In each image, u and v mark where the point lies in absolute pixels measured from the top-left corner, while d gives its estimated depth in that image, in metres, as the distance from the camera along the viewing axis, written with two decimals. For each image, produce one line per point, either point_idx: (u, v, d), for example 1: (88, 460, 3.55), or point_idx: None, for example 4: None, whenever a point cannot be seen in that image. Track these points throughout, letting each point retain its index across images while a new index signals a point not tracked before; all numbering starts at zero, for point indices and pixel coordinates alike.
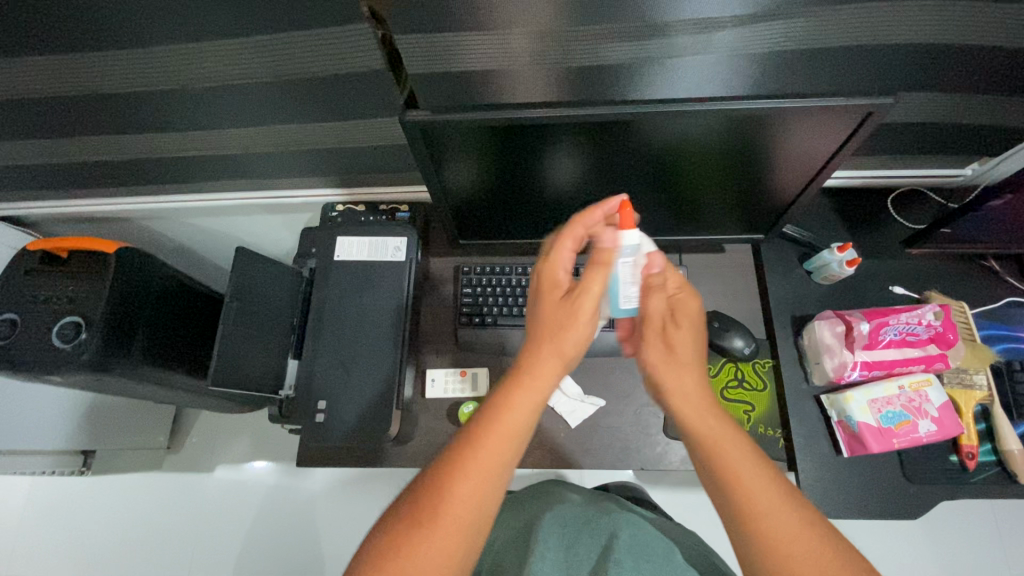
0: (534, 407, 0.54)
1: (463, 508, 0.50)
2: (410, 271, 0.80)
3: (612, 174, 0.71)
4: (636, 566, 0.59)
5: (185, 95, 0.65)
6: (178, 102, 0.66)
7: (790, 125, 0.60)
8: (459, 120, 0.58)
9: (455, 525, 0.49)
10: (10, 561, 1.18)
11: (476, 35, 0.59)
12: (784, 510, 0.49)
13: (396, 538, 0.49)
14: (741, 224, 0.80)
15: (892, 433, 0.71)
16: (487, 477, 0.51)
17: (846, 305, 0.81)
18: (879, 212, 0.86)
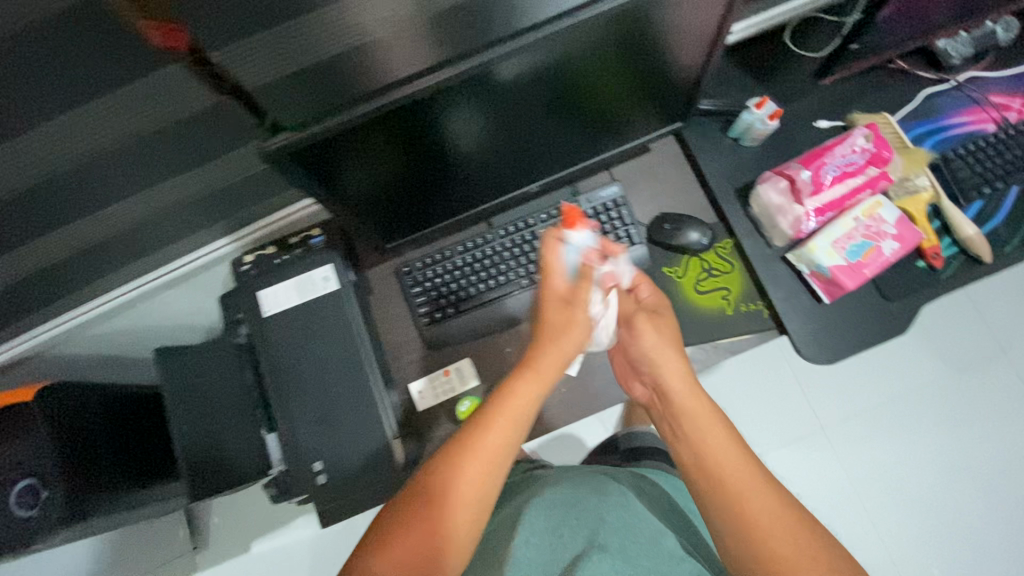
0: (528, 403, 0.54)
1: (464, 495, 0.50)
2: (349, 296, 0.74)
3: (516, 118, 0.65)
4: (623, 546, 0.55)
5: (17, 202, 0.57)
6: (9, 213, 0.58)
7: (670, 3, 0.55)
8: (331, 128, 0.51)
9: (432, 524, 0.48)
10: None
11: (305, 22, 0.51)
12: (798, 531, 0.47)
13: (393, 528, 0.49)
14: (659, 117, 0.76)
15: (861, 265, 0.72)
16: (491, 466, 0.51)
17: (782, 158, 0.80)
18: (782, 51, 0.83)
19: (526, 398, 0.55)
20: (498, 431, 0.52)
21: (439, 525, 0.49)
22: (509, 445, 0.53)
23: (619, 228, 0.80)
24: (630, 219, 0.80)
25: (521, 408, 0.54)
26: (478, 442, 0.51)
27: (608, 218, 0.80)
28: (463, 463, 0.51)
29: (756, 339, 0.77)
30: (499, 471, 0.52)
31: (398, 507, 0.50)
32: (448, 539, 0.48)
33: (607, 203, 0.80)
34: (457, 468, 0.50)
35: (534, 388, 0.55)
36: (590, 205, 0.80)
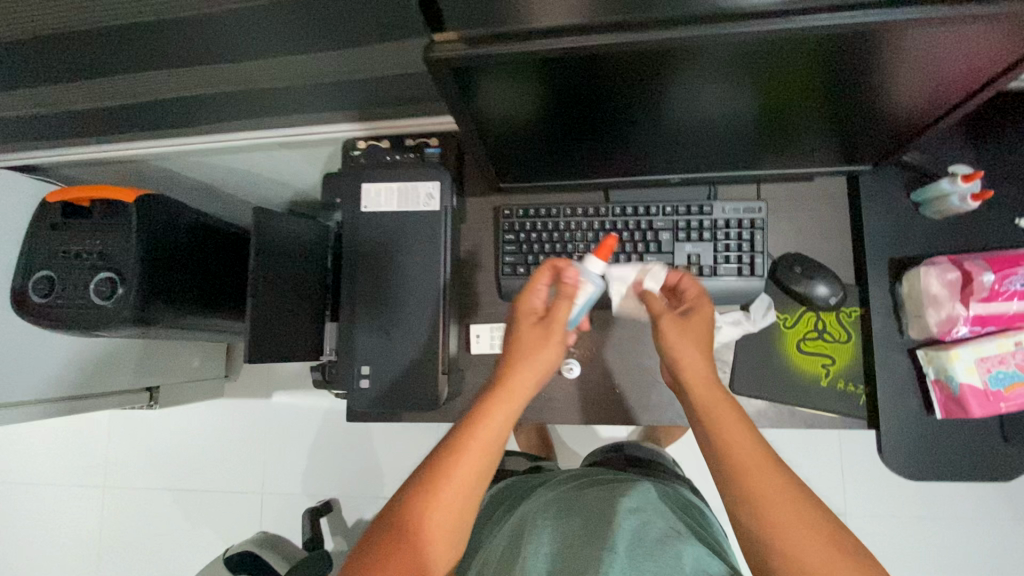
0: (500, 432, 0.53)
1: (442, 512, 0.49)
2: (445, 221, 0.72)
3: (687, 104, 0.58)
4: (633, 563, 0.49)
5: (153, 30, 0.55)
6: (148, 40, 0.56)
7: (916, 35, 0.45)
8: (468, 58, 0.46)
9: (433, 536, 0.49)
10: (129, 465, 1.45)
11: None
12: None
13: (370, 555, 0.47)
14: (841, 148, 0.66)
15: (999, 396, 0.63)
16: (466, 486, 0.50)
17: (958, 244, 0.69)
18: (1020, 122, 0.68)
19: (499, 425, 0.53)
20: (469, 453, 0.51)
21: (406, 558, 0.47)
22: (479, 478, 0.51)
23: (745, 253, 0.72)
24: (761, 247, 0.72)
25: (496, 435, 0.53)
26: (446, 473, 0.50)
27: (735, 237, 0.72)
28: (433, 485, 0.50)
29: (839, 421, 0.70)
30: (480, 477, 0.51)
31: (388, 519, 0.49)
32: (441, 540, 0.49)
33: (743, 220, 0.72)
34: (433, 490, 0.49)
35: (507, 412, 0.54)
36: (724, 217, 0.72)
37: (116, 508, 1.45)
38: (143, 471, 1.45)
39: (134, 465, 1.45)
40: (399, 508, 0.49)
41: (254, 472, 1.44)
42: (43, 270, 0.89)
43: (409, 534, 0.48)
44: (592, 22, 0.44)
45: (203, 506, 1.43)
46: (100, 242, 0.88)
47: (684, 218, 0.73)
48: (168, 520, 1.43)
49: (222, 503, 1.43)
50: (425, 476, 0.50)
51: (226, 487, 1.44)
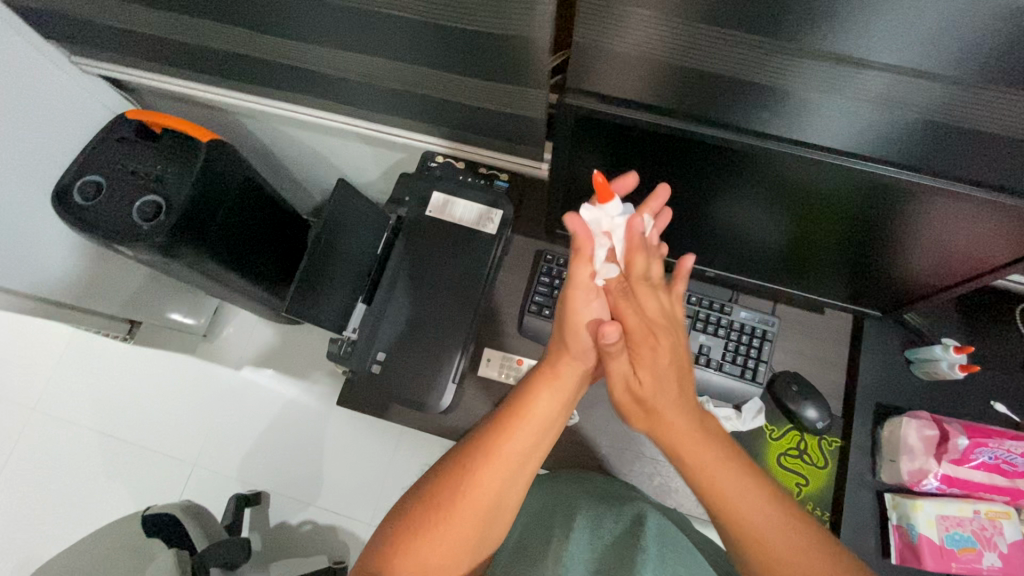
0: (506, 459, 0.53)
1: (478, 500, 0.52)
2: (497, 246, 0.77)
3: (738, 211, 0.66)
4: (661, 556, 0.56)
5: (310, 7, 0.57)
6: (302, 16, 0.60)
7: (940, 208, 0.54)
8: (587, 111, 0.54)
9: (468, 520, 0.51)
10: (57, 397, 1.35)
11: None
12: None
13: (392, 548, 0.50)
14: (853, 296, 0.75)
15: (952, 555, 0.67)
16: (506, 470, 0.53)
17: (938, 408, 0.76)
18: (1005, 319, 0.78)
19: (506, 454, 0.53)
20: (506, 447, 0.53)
21: (420, 553, 0.50)
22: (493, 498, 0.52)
23: (751, 358, 0.78)
24: (766, 357, 0.78)
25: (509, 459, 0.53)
26: (455, 491, 0.52)
27: (747, 341, 0.78)
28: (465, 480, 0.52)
29: None
30: (523, 462, 0.54)
31: (423, 504, 0.52)
32: (474, 524, 0.52)
33: (757, 328, 0.78)
34: (470, 478, 0.52)
35: (516, 441, 0.54)
36: (741, 320, 0.79)
37: (34, 434, 1.34)
38: (79, 404, 1.34)
39: (70, 395, 1.35)
40: (432, 496, 0.52)
41: (193, 443, 1.31)
42: (91, 174, 0.85)
43: (439, 521, 0.51)
44: (691, 116, 0.54)
45: (127, 462, 1.31)
46: (158, 167, 0.86)
47: (706, 311, 0.79)
48: (86, 463, 1.32)
49: (150, 464, 1.30)
50: (460, 465, 0.53)
51: (156, 448, 1.31)
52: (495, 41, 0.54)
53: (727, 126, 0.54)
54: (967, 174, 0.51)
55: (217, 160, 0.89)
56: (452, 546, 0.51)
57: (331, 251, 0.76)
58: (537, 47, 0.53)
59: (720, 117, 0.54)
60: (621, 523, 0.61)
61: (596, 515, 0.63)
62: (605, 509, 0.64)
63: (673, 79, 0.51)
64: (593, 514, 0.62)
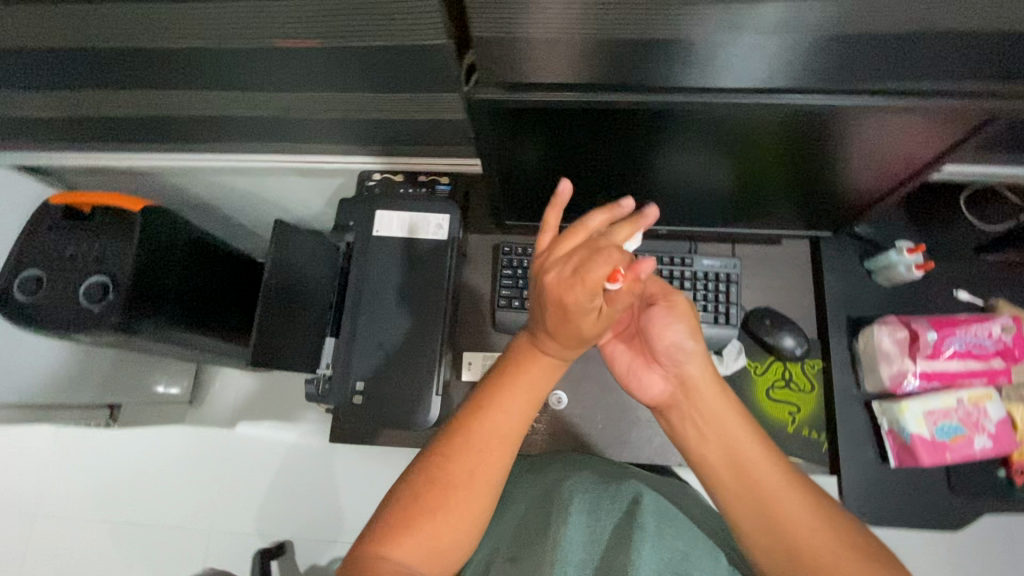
0: (496, 433, 0.53)
1: (473, 481, 0.52)
2: (451, 250, 0.76)
3: (675, 163, 0.67)
4: (658, 529, 0.57)
5: (204, 54, 0.56)
6: (198, 65, 0.58)
7: (857, 120, 0.55)
8: (501, 99, 0.54)
9: (469, 495, 0.51)
10: (57, 497, 1.32)
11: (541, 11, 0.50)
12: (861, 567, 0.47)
13: (395, 526, 0.50)
14: (805, 220, 0.76)
15: (945, 446, 0.69)
16: (497, 444, 0.53)
17: (906, 309, 0.78)
18: (953, 210, 0.80)
19: (495, 429, 0.53)
20: (492, 425, 0.52)
21: (427, 529, 0.50)
22: (491, 472, 0.52)
23: (721, 303, 0.79)
24: (734, 299, 0.79)
25: (501, 431, 0.53)
26: (454, 470, 0.52)
27: (712, 288, 0.79)
28: (461, 459, 0.52)
29: (802, 467, 0.75)
30: (513, 430, 0.53)
31: (422, 487, 0.52)
32: (481, 502, 0.52)
33: (720, 273, 0.79)
34: (462, 453, 0.52)
35: (505, 413, 0.53)
36: (703, 270, 0.80)
37: (39, 539, 1.30)
38: (80, 499, 1.31)
39: (68, 491, 1.32)
40: (429, 484, 0.52)
41: (204, 509, 1.29)
42: (31, 269, 0.82)
43: (441, 511, 0.50)
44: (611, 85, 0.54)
45: (141, 544, 1.29)
46: (95, 246, 0.83)
47: (669, 267, 0.80)
48: (100, 555, 1.29)
49: (165, 542, 1.28)
50: (454, 447, 0.52)
51: (169, 523, 1.29)
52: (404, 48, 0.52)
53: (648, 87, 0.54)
54: (888, 84, 0.52)
55: (158, 228, 0.87)
56: (458, 522, 0.51)
57: (288, 287, 0.74)
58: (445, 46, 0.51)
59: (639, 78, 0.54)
60: (618, 504, 0.61)
61: (593, 497, 0.61)
62: (601, 491, 0.63)
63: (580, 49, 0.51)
64: (587, 496, 0.62)
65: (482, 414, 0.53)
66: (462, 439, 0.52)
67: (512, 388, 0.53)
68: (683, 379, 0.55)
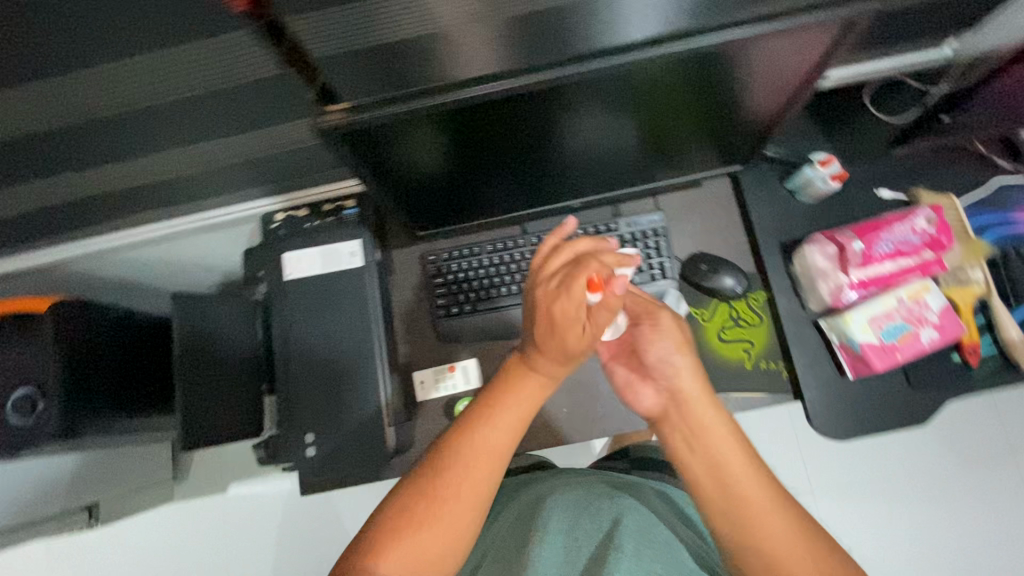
0: (494, 444, 0.53)
1: (467, 493, 0.52)
2: (370, 274, 0.72)
3: (570, 131, 0.63)
4: (636, 549, 0.54)
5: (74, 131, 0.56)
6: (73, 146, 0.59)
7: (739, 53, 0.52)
8: (360, 117, 0.47)
9: (459, 507, 0.51)
10: None
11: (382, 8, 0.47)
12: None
13: (383, 533, 0.51)
14: (717, 154, 0.74)
15: (894, 347, 0.69)
16: (493, 460, 0.53)
17: (834, 220, 0.78)
18: (858, 112, 0.81)
19: (492, 440, 0.53)
20: (489, 436, 0.53)
21: (410, 541, 0.50)
22: (487, 485, 0.53)
23: (653, 260, 0.78)
24: (666, 253, 0.79)
25: (496, 443, 0.53)
26: (448, 480, 0.52)
27: (643, 247, 0.79)
28: (456, 470, 0.52)
29: (768, 400, 0.75)
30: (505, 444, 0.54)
31: (416, 491, 0.52)
32: (470, 514, 0.52)
33: (647, 231, 0.79)
34: (460, 468, 0.52)
35: (503, 425, 0.54)
36: (628, 231, 0.79)
37: None
38: None
39: None
40: (423, 495, 0.51)
41: None
42: None
43: (425, 524, 0.50)
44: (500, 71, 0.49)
45: None
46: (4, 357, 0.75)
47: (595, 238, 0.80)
48: None
49: None
50: (449, 458, 0.52)
51: None
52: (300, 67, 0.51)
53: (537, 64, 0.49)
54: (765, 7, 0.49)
55: (85, 314, 0.81)
56: (444, 537, 0.51)
57: (202, 351, 0.71)
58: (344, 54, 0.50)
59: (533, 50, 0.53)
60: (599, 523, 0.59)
61: (571, 522, 0.60)
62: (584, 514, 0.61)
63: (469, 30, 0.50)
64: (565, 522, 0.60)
65: (482, 419, 0.54)
66: (460, 446, 0.53)
67: (504, 405, 0.54)
68: (673, 393, 0.54)
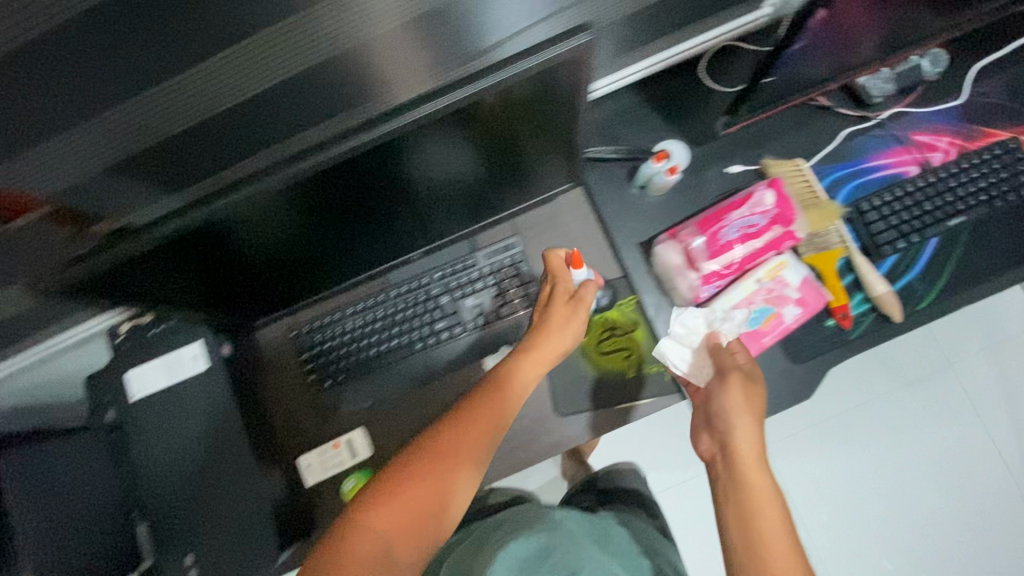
0: (499, 418, 0.59)
1: (462, 466, 0.56)
2: (218, 375, 0.69)
3: (373, 203, 0.57)
4: None
5: None
6: None
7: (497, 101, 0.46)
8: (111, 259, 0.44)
9: (451, 486, 0.55)
10: None
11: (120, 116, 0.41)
12: None
13: (376, 498, 0.53)
14: (555, 179, 0.69)
15: (761, 332, 0.68)
16: (488, 437, 0.59)
17: (688, 208, 0.76)
18: (694, 89, 0.78)
19: (500, 414, 0.59)
20: (494, 411, 0.59)
21: (395, 506, 0.53)
22: (479, 459, 0.57)
23: (517, 289, 0.76)
24: (529, 278, 0.76)
25: (496, 418, 0.59)
26: (452, 448, 0.57)
27: (505, 276, 0.76)
28: (460, 440, 0.57)
29: (658, 405, 0.73)
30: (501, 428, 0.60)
31: (422, 452, 0.56)
32: (458, 492, 0.55)
33: (505, 260, 0.76)
34: (462, 439, 0.57)
35: (501, 405, 0.60)
36: (488, 264, 0.76)
37: None
38: None
39: None
40: (426, 462, 0.56)
41: None
42: None
43: (418, 491, 0.54)
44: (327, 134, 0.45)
45: None
46: None
47: (454, 277, 0.76)
48: None
49: None
50: (456, 428, 0.58)
51: None
52: (61, 199, 0.45)
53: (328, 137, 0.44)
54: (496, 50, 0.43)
55: None
56: (430, 512, 0.53)
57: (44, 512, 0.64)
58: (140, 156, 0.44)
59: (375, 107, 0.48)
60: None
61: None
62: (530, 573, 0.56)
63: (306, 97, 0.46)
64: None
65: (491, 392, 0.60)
66: (469, 415, 0.59)
67: (504, 392, 0.61)
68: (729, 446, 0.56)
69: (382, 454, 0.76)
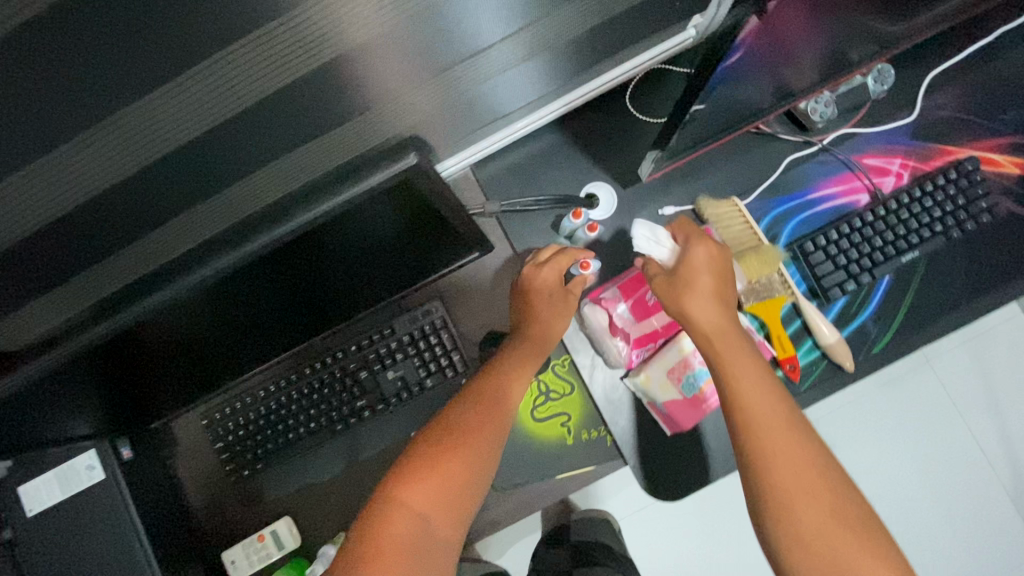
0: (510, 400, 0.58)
1: (480, 446, 0.54)
2: (119, 482, 0.63)
3: (244, 305, 0.51)
4: None
5: None
6: None
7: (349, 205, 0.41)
8: None
9: (466, 465, 0.53)
10: None
11: None
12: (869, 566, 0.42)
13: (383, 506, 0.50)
14: (462, 245, 0.61)
15: (699, 398, 0.65)
16: (500, 415, 0.57)
17: (620, 255, 0.70)
18: (622, 121, 0.71)
19: (513, 393, 0.59)
20: (508, 389, 0.59)
21: (414, 501, 0.50)
22: (496, 441, 0.55)
23: (441, 356, 0.70)
24: (453, 344, 0.70)
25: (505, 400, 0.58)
26: (470, 429, 0.55)
27: (427, 344, 0.70)
28: (476, 421, 0.55)
29: (598, 472, 0.68)
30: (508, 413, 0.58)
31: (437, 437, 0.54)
32: (475, 473, 0.53)
33: (424, 327, 0.70)
34: (474, 416, 0.56)
35: (509, 386, 0.59)
36: (407, 331, 0.70)
37: None
38: None
39: None
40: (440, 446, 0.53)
41: None
42: None
43: (441, 471, 0.52)
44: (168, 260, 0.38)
45: None
46: None
47: (371, 349, 0.70)
48: None
49: None
50: (467, 410, 0.56)
51: None
52: None
53: (178, 262, 0.38)
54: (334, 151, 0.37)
55: None
56: (453, 498, 0.51)
57: None
58: (25, 247, 0.32)
59: (328, 161, 0.38)
60: None
61: None
62: None
63: (184, 197, 0.35)
64: None
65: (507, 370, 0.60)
66: (482, 397, 0.57)
67: (514, 372, 0.60)
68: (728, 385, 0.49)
69: (312, 540, 0.71)
